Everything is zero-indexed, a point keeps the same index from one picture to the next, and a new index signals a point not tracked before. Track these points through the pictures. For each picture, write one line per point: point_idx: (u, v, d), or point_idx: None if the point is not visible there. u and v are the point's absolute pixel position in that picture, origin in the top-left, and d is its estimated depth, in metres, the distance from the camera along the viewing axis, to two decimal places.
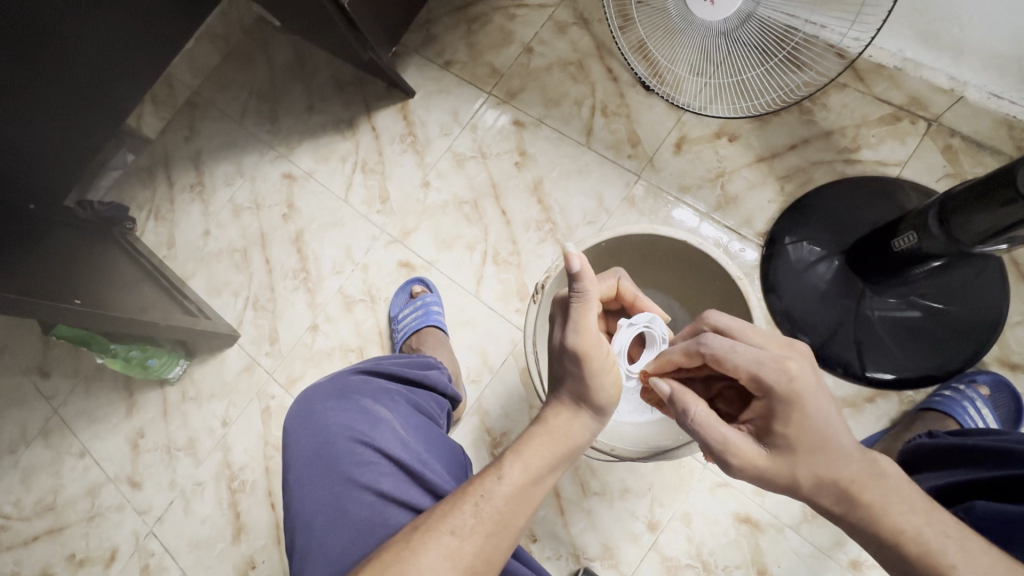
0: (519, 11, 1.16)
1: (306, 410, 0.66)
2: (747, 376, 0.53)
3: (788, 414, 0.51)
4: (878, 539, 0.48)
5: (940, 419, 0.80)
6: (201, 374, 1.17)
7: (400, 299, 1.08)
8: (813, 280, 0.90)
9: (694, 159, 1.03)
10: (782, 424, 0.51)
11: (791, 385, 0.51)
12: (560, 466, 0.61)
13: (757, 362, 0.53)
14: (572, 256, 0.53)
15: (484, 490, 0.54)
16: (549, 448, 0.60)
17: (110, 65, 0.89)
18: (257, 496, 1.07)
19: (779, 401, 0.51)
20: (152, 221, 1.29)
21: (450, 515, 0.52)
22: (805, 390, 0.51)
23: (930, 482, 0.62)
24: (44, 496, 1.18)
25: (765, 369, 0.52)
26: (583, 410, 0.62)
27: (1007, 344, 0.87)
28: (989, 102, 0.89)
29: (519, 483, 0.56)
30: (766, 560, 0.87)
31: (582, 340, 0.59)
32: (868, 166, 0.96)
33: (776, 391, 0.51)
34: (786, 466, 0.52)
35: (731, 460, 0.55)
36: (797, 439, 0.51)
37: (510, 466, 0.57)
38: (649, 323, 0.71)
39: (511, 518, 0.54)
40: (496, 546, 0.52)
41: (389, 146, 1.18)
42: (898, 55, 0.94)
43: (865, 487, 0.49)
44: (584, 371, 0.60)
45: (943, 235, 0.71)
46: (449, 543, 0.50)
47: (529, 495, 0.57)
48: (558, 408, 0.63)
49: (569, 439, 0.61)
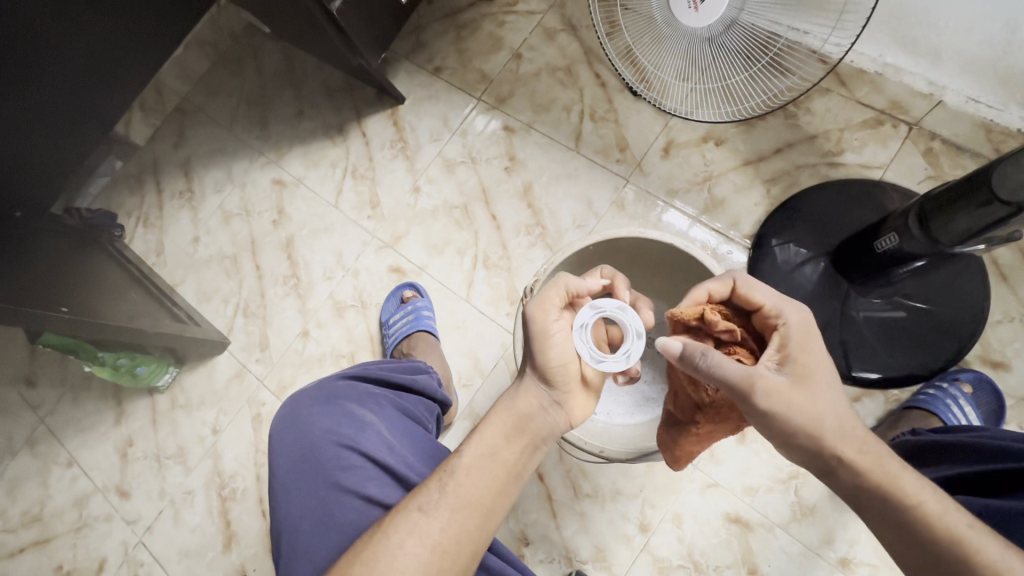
0: (507, 18, 1.17)
1: (292, 415, 0.66)
2: (772, 303, 0.56)
3: (801, 340, 0.53)
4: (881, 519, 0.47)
5: (923, 417, 0.82)
6: (191, 382, 1.16)
7: (390, 304, 1.08)
8: (800, 281, 0.91)
9: (682, 163, 1.04)
10: (799, 350, 0.53)
11: (805, 317, 0.55)
12: (522, 440, 0.60)
13: (774, 296, 0.57)
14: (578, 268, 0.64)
15: (448, 466, 0.56)
16: (503, 420, 0.60)
17: (98, 71, 0.89)
18: (247, 503, 1.06)
19: (796, 329, 0.54)
20: (141, 228, 1.29)
21: (418, 493, 0.53)
22: (811, 323, 0.55)
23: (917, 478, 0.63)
24: (31, 507, 1.16)
25: (785, 303, 0.56)
26: (527, 374, 0.63)
27: (988, 342, 0.89)
28: (967, 106, 0.92)
29: (478, 455, 0.57)
30: (756, 560, 0.88)
31: (537, 303, 0.62)
32: (851, 169, 0.98)
33: (790, 318, 0.55)
34: (807, 399, 0.50)
35: (760, 390, 0.50)
36: (810, 370, 0.52)
37: (470, 443, 0.58)
38: (616, 306, 0.59)
39: (475, 492, 0.54)
40: (464, 521, 0.52)
41: (379, 152, 1.18)
42: (878, 60, 0.97)
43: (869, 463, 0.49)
44: (528, 332, 0.62)
45: (924, 237, 0.73)
46: (417, 519, 0.51)
47: (493, 469, 0.56)
48: (518, 385, 0.64)
49: (519, 409, 0.61)
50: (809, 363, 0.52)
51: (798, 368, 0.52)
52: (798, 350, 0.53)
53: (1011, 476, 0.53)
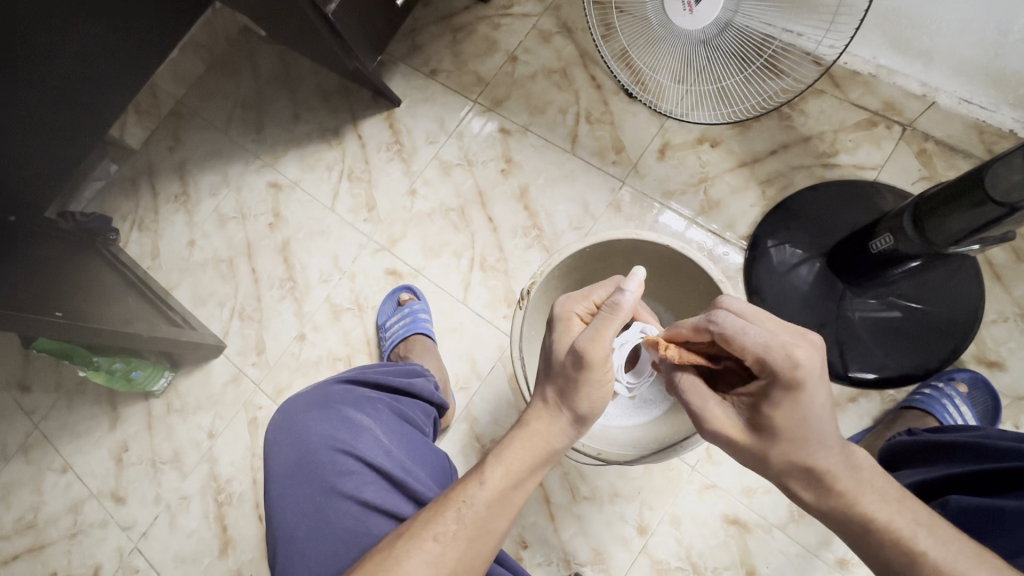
0: (503, 20, 1.17)
1: (288, 420, 0.66)
2: (753, 358, 0.50)
3: (784, 398, 0.49)
4: (853, 531, 0.47)
5: (919, 417, 0.83)
6: (186, 387, 1.15)
7: (387, 307, 1.07)
8: (794, 282, 0.92)
9: (677, 165, 1.04)
10: (771, 406, 0.50)
11: (792, 374, 0.48)
12: (540, 469, 0.58)
13: (764, 345, 0.49)
14: (635, 276, 0.58)
15: (466, 496, 0.53)
16: (529, 452, 0.57)
17: (89, 75, 0.89)
18: (244, 508, 1.06)
19: (778, 385, 0.49)
20: (136, 231, 1.28)
21: (432, 521, 0.51)
22: (808, 377, 0.48)
23: (907, 478, 0.63)
24: (26, 513, 1.15)
25: (772, 354, 0.48)
26: (563, 412, 0.59)
27: (983, 341, 0.89)
28: (960, 107, 0.92)
29: (501, 488, 0.54)
30: (755, 561, 0.88)
31: (592, 343, 0.56)
32: (846, 170, 0.98)
33: (773, 374, 0.49)
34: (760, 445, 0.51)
35: (707, 430, 0.56)
36: (783, 424, 0.49)
37: (491, 471, 0.55)
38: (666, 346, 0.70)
39: (494, 522, 0.53)
40: (479, 550, 0.51)
41: (375, 155, 1.18)
42: (872, 62, 0.97)
43: (839, 477, 0.48)
44: (584, 376, 0.57)
45: (918, 237, 0.73)
46: (432, 550, 0.49)
47: (511, 500, 0.55)
48: (542, 413, 0.59)
49: (550, 444, 0.58)
50: (781, 423, 0.49)
51: (766, 423, 0.51)
52: (772, 405, 0.50)
53: (1007, 475, 0.53)
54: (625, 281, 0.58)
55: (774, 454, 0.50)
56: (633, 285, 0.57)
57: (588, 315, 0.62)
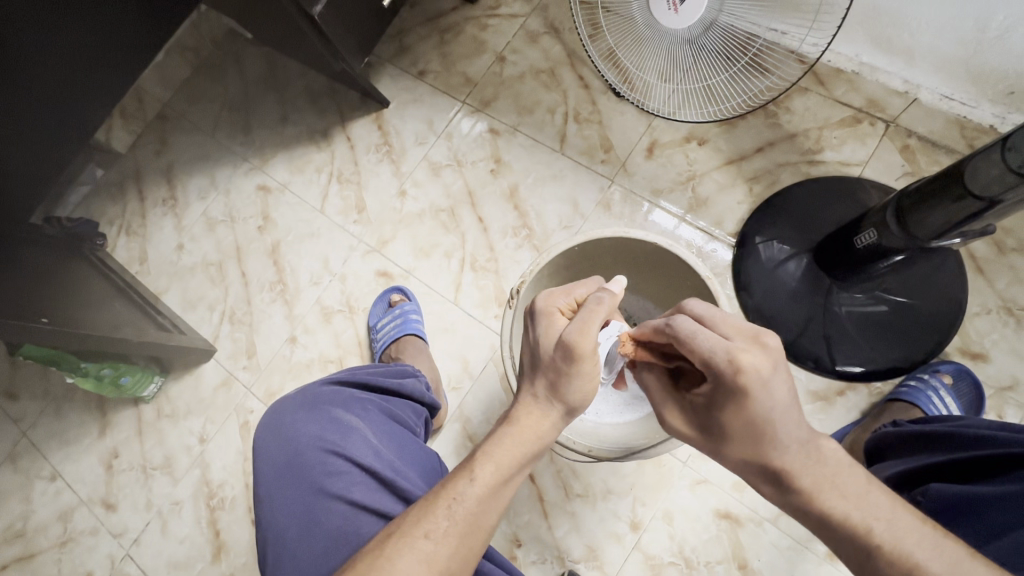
0: (490, 21, 1.18)
1: (276, 423, 0.66)
2: (700, 361, 0.50)
3: (730, 402, 0.49)
4: (820, 529, 0.48)
5: (905, 409, 0.83)
6: (177, 391, 1.15)
7: (378, 308, 1.07)
8: (782, 279, 0.92)
9: (665, 164, 1.05)
10: (730, 410, 0.50)
11: (737, 380, 0.48)
12: (530, 464, 0.59)
13: (711, 350, 0.49)
14: (616, 281, 0.62)
15: (457, 493, 0.53)
16: (520, 447, 0.57)
17: (71, 78, 0.87)
18: (236, 512, 1.05)
19: (726, 390, 0.49)
20: (124, 236, 1.27)
21: (424, 519, 0.51)
22: (753, 385, 0.47)
23: (883, 470, 0.65)
24: (13, 522, 1.14)
25: (718, 359, 0.48)
26: (554, 407, 0.59)
27: (967, 334, 0.91)
28: (941, 103, 0.95)
29: (492, 484, 0.54)
30: (746, 554, 0.89)
31: (580, 335, 0.56)
32: (831, 166, 0.99)
33: (721, 380, 0.49)
34: (717, 441, 0.53)
35: (669, 423, 0.58)
36: (735, 422, 0.50)
37: (482, 468, 0.55)
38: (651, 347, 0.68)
39: (484, 518, 0.53)
40: (470, 547, 0.51)
41: (364, 156, 1.18)
42: (855, 59, 0.99)
43: (797, 474, 0.48)
44: (576, 368, 0.57)
45: (901, 232, 0.74)
46: (424, 547, 0.49)
47: (500, 496, 0.55)
48: (532, 407, 0.59)
49: (540, 438, 0.59)
50: (732, 424, 0.50)
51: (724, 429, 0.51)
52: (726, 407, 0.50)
53: (985, 462, 0.54)
54: (608, 284, 0.62)
55: (736, 459, 0.51)
56: (616, 287, 0.61)
57: (569, 309, 0.63)
